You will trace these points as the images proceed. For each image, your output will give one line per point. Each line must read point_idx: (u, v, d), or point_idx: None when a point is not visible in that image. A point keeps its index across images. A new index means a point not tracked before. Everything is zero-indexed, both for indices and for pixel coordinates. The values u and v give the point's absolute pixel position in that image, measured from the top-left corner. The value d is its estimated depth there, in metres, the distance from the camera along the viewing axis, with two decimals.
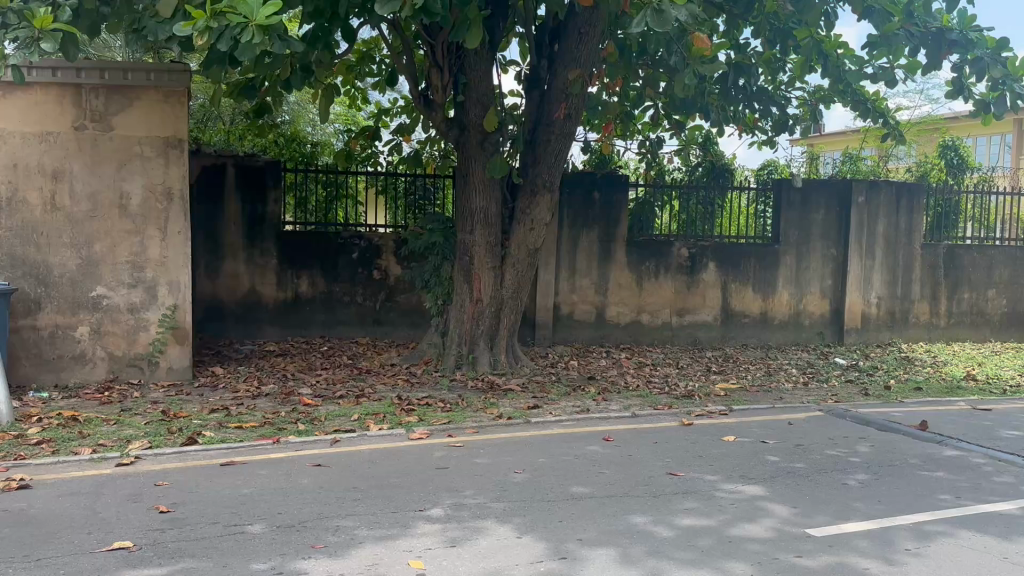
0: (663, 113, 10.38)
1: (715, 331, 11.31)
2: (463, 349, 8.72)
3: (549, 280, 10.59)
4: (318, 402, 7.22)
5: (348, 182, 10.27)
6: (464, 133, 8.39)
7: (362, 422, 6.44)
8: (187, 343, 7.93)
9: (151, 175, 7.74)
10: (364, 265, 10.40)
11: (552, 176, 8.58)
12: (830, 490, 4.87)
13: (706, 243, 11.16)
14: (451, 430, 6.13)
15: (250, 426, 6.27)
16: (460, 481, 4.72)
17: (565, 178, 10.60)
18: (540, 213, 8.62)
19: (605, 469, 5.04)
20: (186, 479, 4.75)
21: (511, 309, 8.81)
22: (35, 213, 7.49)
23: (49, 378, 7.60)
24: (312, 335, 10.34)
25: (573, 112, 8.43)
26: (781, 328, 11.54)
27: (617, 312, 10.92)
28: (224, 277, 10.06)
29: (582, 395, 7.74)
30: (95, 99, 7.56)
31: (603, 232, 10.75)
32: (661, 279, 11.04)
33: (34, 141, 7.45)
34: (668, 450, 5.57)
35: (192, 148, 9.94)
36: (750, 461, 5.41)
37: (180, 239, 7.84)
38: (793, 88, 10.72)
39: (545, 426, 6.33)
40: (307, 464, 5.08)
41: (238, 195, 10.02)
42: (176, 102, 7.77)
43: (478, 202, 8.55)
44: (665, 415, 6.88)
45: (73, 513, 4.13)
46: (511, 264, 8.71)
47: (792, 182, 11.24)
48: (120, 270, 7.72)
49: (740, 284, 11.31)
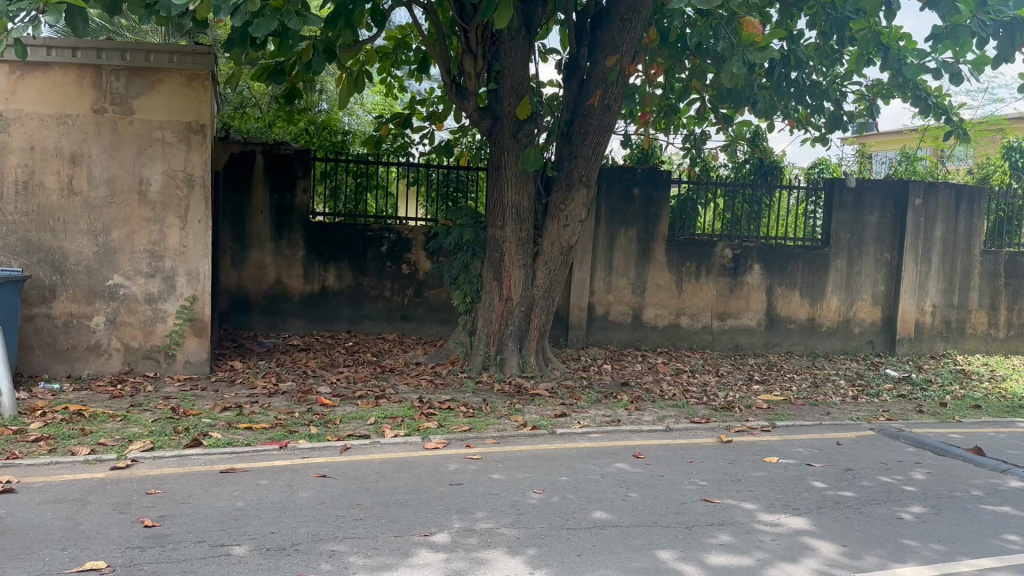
0: (710, 107, 9.88)
1: (758, 337, 10.76)
2: (491, 350, 8.33)
3: (584, 279, 10.14)
4: (336, 403, 6.89)
5: (378, 173, 9.94)
6: (497, 124, 8.00)
7: (377, 427, 6.07)
8: (205, 336, 7.66)
9: (171, 161, 7.47)
10: (392, 259, 10.07)
11: (590, 170, 8.10)
12: (883, 525, 4.36)
13: (751, 244, 10.60)
14: (469, 439, 5.72)
15: (260, 427, 5.95)
16: (472, 501, 4.32)
17: (604, 172, 10.11)
18: (575, 208, 8.17)
19: (633, 492, 4.60)
20: (181, 488, 4.42)
21: (542, 309, 8.41)
22: (52, 197, 7.26)
23: (62, 369, 7.38)
24: (338, 329, 10.03)
25: (612, 102, 7.93)
26: (828, 336, 10.94)
27: (654, 314, 10.43)
28: (250, 267, 9.80)
29: (614, 403, 7.28)
30: (115, 81, 7.31)
31: (642, 231, 10.26)
32: (703, 280, 10.51)
33: (52, 124, 7.22)
34: (704, 472, 5.10)
35: (220, 135, 9.69)
36: (794, 487, 4.92)
37: (201, 228, 7.56)
38: (850, 82, 10.11)
39: (573, 438, 5.89)
40: (312, 475, 4.72)
41: (265, 184, 9.74)
42: (199, 86, 7.48)
43: (510, 196, 8.14)
44: (702, 429, 6.39)
45: (51, 523, 3.82)
46: (543, 262, 8.30)
47: (846, 182, 10.63)
48: (138, 258, 7.47)
49: (786, 288, 10.74)
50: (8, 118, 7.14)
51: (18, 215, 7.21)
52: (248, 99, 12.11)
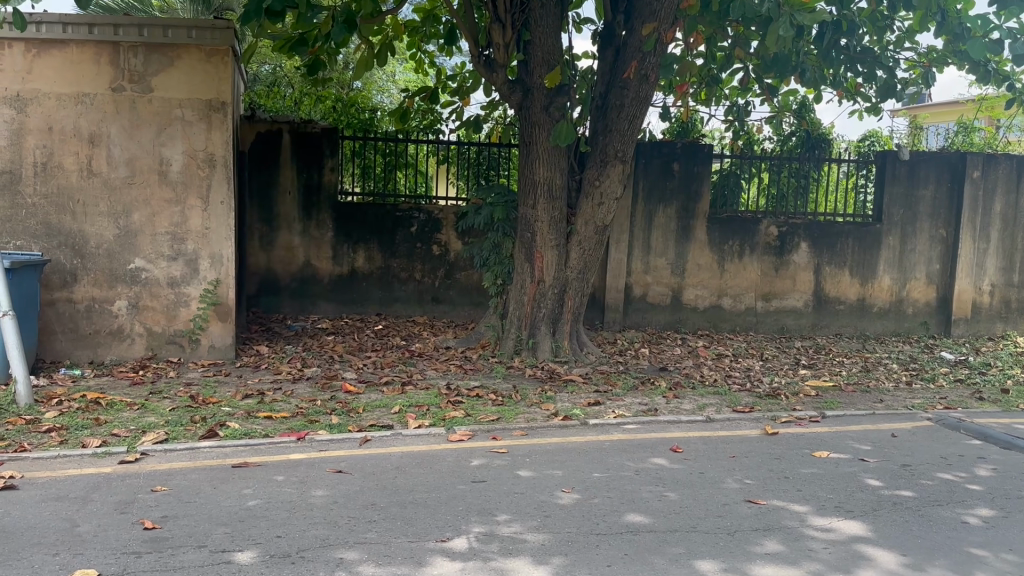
0: (754, 77, 9.36)
1: (805, 318, 10.28)
2: (523, 334, 8.03)
3: (621, 259, 9.75)
4: (361, 390, 6.63)
5: (407, 151, 9.61)
6: (528, 97, 7.62)
7: (401, 417, 5.79)
8: (230, 320, 7.46)
9: (192, 141, 7.24)
10: (423, 239, 9.78)
11: (626, 144, 7.69)
12: (947, 530, 3.95)
13: (798, 221, 10.09)
14: (496, 431, 5.41)
15: (281, 416, 5.71)
16: (494, 501, 4.01)
17: (641, 148, 9.68)
18: (610, 184, 7.77)
19: (671, 492, 4.25)
20: (189, 484, 4.19)
21: (576, 291, 8.06)
22: (71, 178, 7.09)
23: (85, 354, 7.23)
24: (368, 312, 9.79)
25: (650, 73, 7.50)
26: (879, 318, 10.42)
27: (695, 295, 10.01)
28: (278, 249, 9.59)
29: (651, 390, 6.92)
30: (133, 58, 7.08)
31: (683, 208, 9.82)
32: (746, 259, 10.05)
33: (70, 104, 7.02)
34: (747, 469, 4.73)
35: (246, 114, 9.46)
36: (846, 486, 4.53)
37: (223, 209, 7.34)
38: (903, 49, 9.54)
39: (606, 430, 5.54)
40: (327, 470, 4.44)
41: (292, 163, 9.49)
42: (219, 62, 7.22)
43: (541, 173, 7.77)
44: (745, 419, 5.99)
45: (48, 525, 3.61)
46: (577, 242, 7.94)
47: (899, 154, 10.04)
48: (160, 241, 7.28)
49: (835, 268, 10.23)
50: (25, 98, 6.96)
51: (37, 197, 7.05)
52: (276, 78, 11.87)
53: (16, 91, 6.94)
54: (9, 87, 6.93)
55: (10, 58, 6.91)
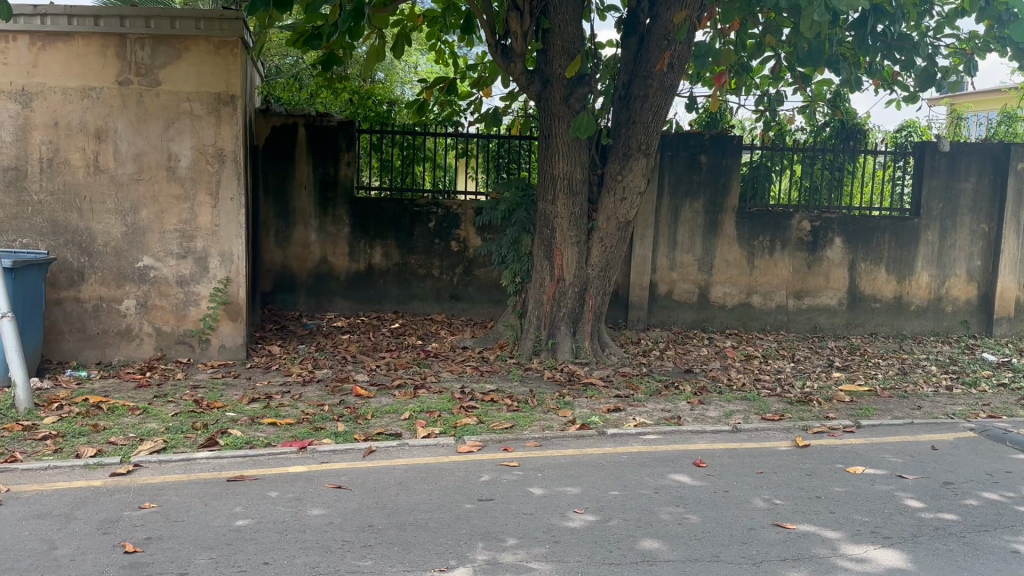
0: (786, 65, 8.93)
1: (839, 317, 9.87)
2: (542, 334, 7.75)
3: (645, 255, 9.41)
4: (372, 394, 6.39)
5: (425, 145, 9.36)
6: (548, 87, 7.32)
7: (410, 424, 5.54)
8: (240, 320, 7.26)
9: (201, 135, 7.03)
10: (441, 235, 9.52)
11: (650, 136, 7.37)
12: (996, 560, 3.60)
13: (832, 215, 9.68)
14: (508, 441, 5.13)
15: (286, 423, 5.48)
16: (501, 523, 3.74)
17: (667, 139, 9.32)
18: (633, 178, 7.45)
19: (692, 514, 3.95)
20: (179, 501, 3.96)
21: (597, 290, 7.75)
22: (77, 175, 6.91)
23: (92, 355, 7.08)
24: (385, 310, 9.56)
25: (677, 61, 7.16)
26: (916, 316, 9.99)
27: (723, 292, 9.64)
28: (294, 245, 9.38)
29: (675, 395, 6.60)
30: (140, 51, 6.88)
31: (710, 202, 9.45)
32: (777, 256, 9.66)
33: (76, 98, 6.84)
34: (775, 487, 4.41)
35: (262, 107, 9.26)
36: (883, 508, 4.19)
37: (233, 206, 7.13)
38: (942, 35, 9.07)
39: (625, 440, 5.23)
40: (325, 485, 4.19)
41: (308, 157, 9.26)
42: (228, 54, 7.00)
43: (561, 167, 7.47)
44: (774, 429, 5.65)
45: (24, 547, 3.40)
46: (599, 238, 7.63)
47: (938, 145, 9.58)
48: (168, 239, 7.09)
49: (871, 264, 9.81)
50: (31, 93, 6.79)
51: (44, 194, 6.89)
52: (295, 72, 11.67)
53: (21, 85, 6.77)
54: (14, 81, 6.76)
55: (14, 51, 6.74)
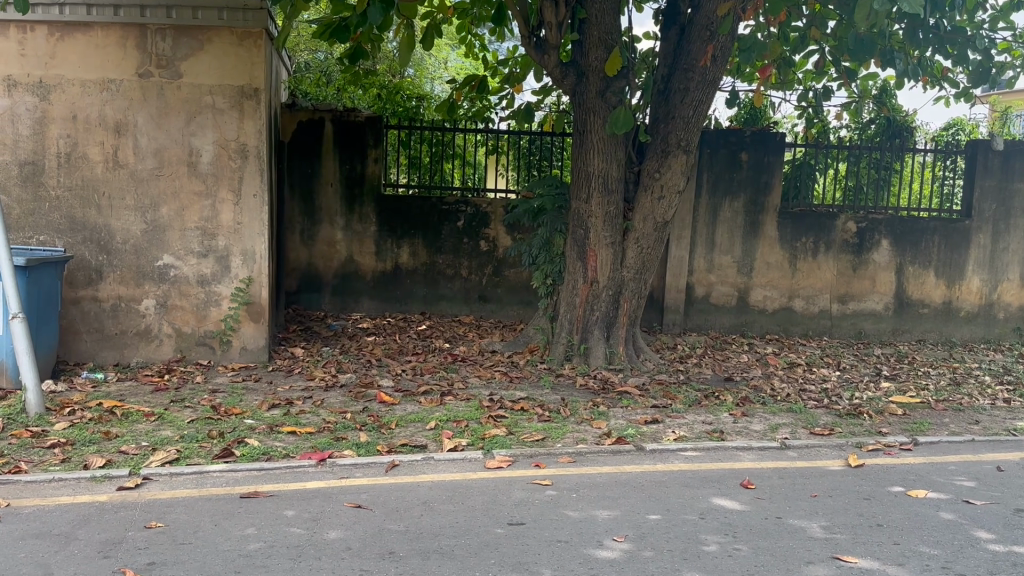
0: (831, 59, 8.51)
1: (885, 323, 9.42)
2: (574, 338, 7.42)
3: (681, 256, 9.04)
4: (397, 400, 6.11)
5: (455, 141, 9.06)
6: (582, 81, 6.99)
7: (436, 435, 5.23)
8: (262, 321, 7.02)
9: (223, 129, 6.79)
10: (470, 234, 9.22)
11: (690, 133, 7.01)
12: None
13: (878, 216, 9.23)
14: (540, 456, 4.81)
15: (306, 431, 5.20)
16: (533, 553, 3.41)
17: (706, 135, 8.95)
18: (672, 176, 7.10)
19: (743, 544, 3.60)
20: (188, 520, 3.70)
21: (632, 293, 7.41)
22: (96, 170, 6.70)
23: (110, 356, 6.87)
24: (411, 311, 9.28)
25: (721, 54, 6.79)
26: (966, 323, 9.50)
27: (763, 295, 9.24)
28: (319, 244, 9.13)
29: (716, 406, 6.24)
30: (161, 42, 6.65)
31: (750, 201, 9.05)
32: (821, 258, 9.24)
33: (95, 90, 6.63)
34: (832, 513, 4.05)
35: (287, 102, 9.02)
36: (954, 539, 3.80)
37: (255, 203, 6.89)
38: (999, 28, 8.52)
39: (666, 457, 4.87)
40: (344, 504, 3.90)
41: (335, 153, 9.01)
42: (252, 46, 6.75)
43: (596, 164, 7.13)
44: (826, 446, 5.27)
45: (17, 571, 3.15)
46: (635, 239, 7.28)
47: (991, 143, 9.10)
48: (189, 237, 6.86)
49: (919, 267, 9.34)
50: (49, 85, 6.59)
51: (61, 190, 6.69)
52: (324, 67, 11.45)
53: (39, 77, 6.58)
54: (31, 73, 6.57)
55: (33, 42, 6.55)
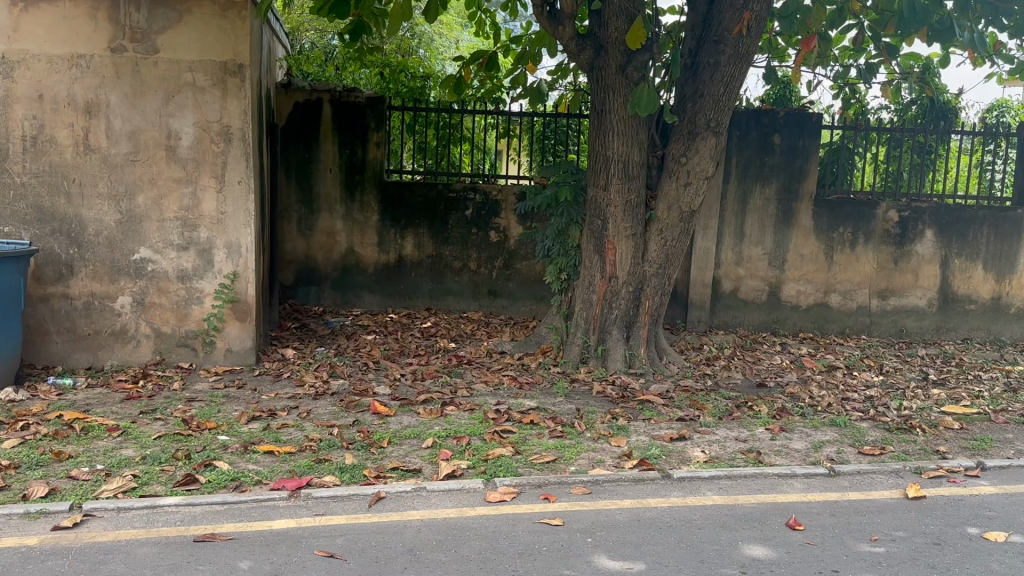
0: (871, 34, 7.72)
1: (928, 320, 8.68)
2: (591, 339, 6.76)
3: (708, 248, 8.33)
4: (392, 411, 5.48)
5: (463, 123, 8.39)
6: (600, 55, 6.30)
7: (433, 455, 4.60)
8: (249, 321, 6.42)
9: (204, 110, 6.16)
10: (478, 224, 8.56)
11: (720, 112, 6.30)
12: None
13: (922, 204, 8.48)
14: (551, 486, 4.16)
15: (286, 451, 4.58)
16: None
17: (736, 117, 8.22)
18: (700, 161, 6.40)
19: None
20: (125, 573, 3.09)
21: (655, 289, 6.73)
22: (65, 154, 6.10)
23: (83, 358, 6.29)
24: (416, 306, 8.65)
25: (757, 23, 6.10)
26: (1017, 320, 8.75)
27: (795, 290, 8.53)
28: (318, 234, 8.50)
29: (750, 419, 5.56)
30: (135, 13, 6.01)
31: (783, 187, 8.32)
32: (860, 250, 8.50)
33: (62, 67, 6.02)
34: (899, 565, 3.37)
35: (283, 81, 8.38)
36: None
37: (241, 191, 6.27)
38: None
39: (696, 487, 4.22)
40: (314, 553, 3.27)
41: (334, 136, 8.36)
42: (236, 17, 6.12)
43: (615, 147, 6.44)
44: (880, 472, 4.58)
45: None
46: (658, 230, 6.59)
47: None
48: (168, 228, 6.26)
49: (966, 261, 8.59)
50: (11, 61, 5.97)
51: (28, 176, 6.09)
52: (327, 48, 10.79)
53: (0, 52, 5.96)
54: None
55: None
